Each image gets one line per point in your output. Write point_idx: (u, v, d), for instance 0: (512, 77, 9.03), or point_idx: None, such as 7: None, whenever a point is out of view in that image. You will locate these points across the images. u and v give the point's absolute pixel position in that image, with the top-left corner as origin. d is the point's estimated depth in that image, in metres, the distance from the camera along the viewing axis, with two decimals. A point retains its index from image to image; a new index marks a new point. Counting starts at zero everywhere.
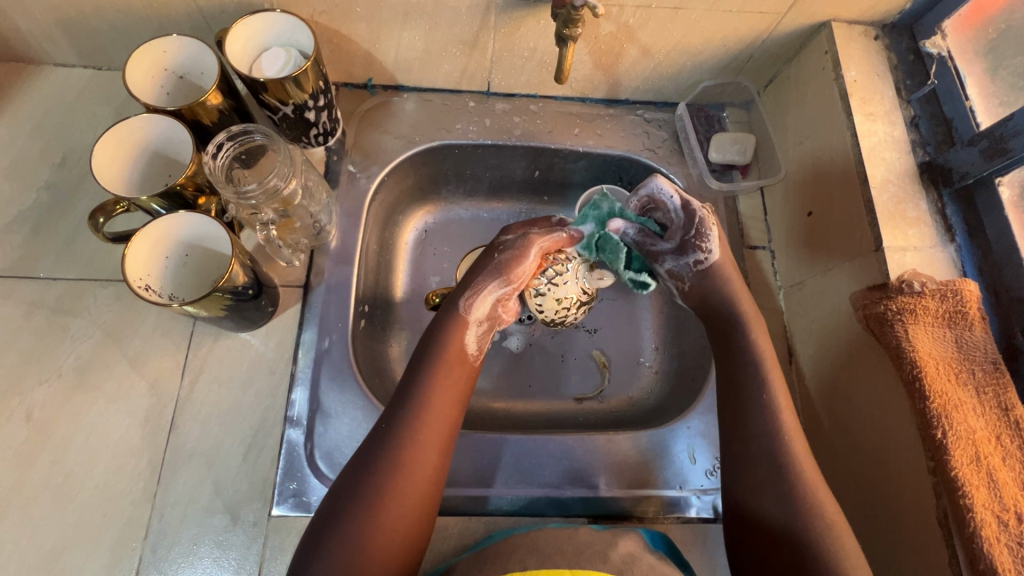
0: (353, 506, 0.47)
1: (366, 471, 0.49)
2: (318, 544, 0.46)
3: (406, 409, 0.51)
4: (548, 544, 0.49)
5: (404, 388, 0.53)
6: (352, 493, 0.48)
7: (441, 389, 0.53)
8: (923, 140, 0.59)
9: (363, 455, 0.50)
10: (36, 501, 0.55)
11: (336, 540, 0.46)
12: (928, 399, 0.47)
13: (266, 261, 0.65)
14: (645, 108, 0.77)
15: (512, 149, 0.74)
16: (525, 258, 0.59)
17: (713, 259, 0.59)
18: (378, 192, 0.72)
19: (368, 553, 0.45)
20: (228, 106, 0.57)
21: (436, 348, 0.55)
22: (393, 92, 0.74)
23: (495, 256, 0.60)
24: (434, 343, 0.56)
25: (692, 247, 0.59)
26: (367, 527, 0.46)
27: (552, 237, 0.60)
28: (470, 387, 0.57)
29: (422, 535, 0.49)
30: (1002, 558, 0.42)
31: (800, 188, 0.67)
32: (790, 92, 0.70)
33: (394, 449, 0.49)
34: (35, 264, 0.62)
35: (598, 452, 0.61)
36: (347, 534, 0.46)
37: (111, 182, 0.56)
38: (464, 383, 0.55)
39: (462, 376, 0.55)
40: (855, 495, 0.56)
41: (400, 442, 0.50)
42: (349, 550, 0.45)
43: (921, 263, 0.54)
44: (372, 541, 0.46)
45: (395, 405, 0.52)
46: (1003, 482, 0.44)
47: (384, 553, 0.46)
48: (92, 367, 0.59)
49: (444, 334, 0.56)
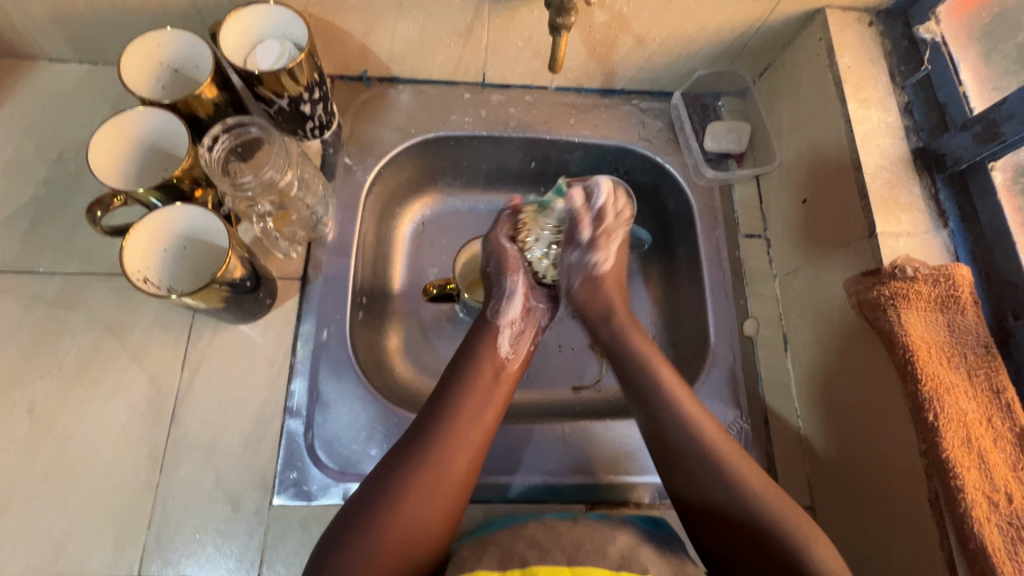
0: (378, 500, 0.48)
1: (393, 465, 0.50)
2: (338, 537, 0.46)
3: (442, 411, 0.54)
4: (546, 538, 0.48)
5: (440, 390, 0.56)
6: (376, 487, 0.49)
7: (476, 390, 0.56)
8: (917, 126, 0.59)
9: (391, 454, 0.52)
10: (41, 492, 0.55)
11: (357, 531, 0.46)
12: (920, 382, 0.47)
13: (263, 253, 0.66)
14: (641, 98, 0.77)
15: (508, 140, 0.74)
16: (505, 249, 0.66)
17: (606, 269, 0.67)
18: (375, 185, 0.72)
19: (395, 544, 0.46)
20: (224, 99, 0.58)
21: (470, 357, 0.59)
22: (388, 84, 0.74)
23: (489, 270, 0.67)
24: (469, 355, 0.59)
25: (599, 249, 0.66)
26: (394, 521, 0.47)
27: (506, 223, 0.67)
28: (511, 389, 0.59)
29: (448, 533, 0.49)
30: (993, 539, 0.43)
31: (795, 176, 0.67)
32: (785, 80, 0.69)
33: (426, 445, 0.51)
34: (33, 259, 0.63)
35: (595, 440, 0.62)
36: (371, 527, 0.47)
37: (107, 175, 0.57)
38: (495, 383, 0.57)
39: (493, 377, 0.58)
40: (848, 480, 0.57)
41: (431, 438, 0.52)
42: (376, 541, 0.46)
43: (914, 249, 0.54)
44: (398, 533, 0.47)
45: (431, 408, 0.55)
46: (995, 464, 0.45)
47: (411, 546, 0.47)
48: (92, 361, 0.60)
49: (481, 346, 0.60)
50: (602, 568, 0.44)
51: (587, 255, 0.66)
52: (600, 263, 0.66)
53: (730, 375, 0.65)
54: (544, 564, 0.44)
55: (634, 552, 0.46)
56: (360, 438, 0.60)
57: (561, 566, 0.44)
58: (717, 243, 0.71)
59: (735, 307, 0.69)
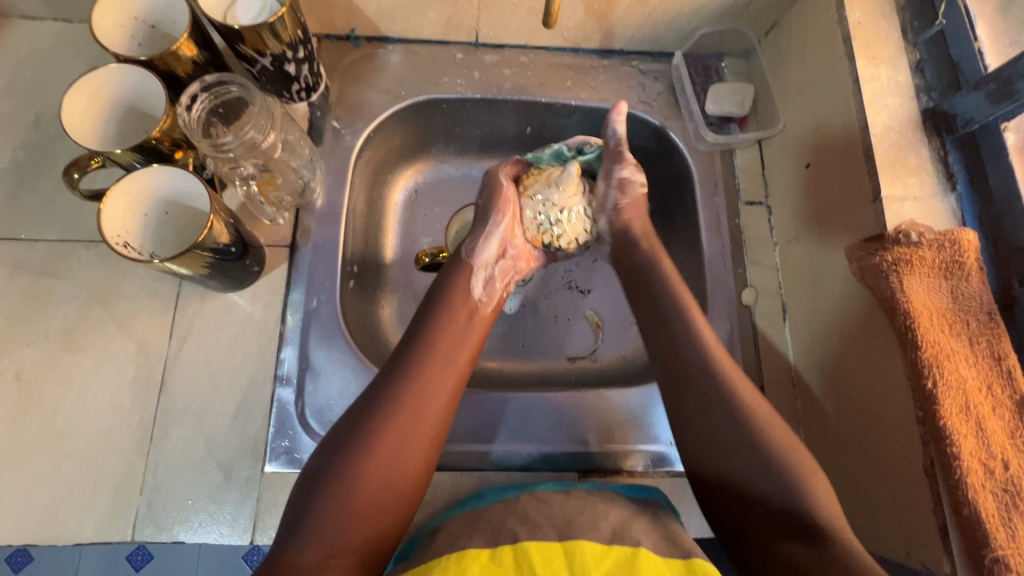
0: (351, 447, 0.47)
1: (364, 410, 0.49)
2: (313, 486, 0.45)
3: (413, 354, 0.52)
4: (537, 513, 0.47)
5: (414, 332, 0.55)
6: (347, 434, 0.48)
7: (449, 332, 0.55)
8: (927, 86, 0.56)
9: (362, 400, 0.50)
10: (30, 460, 0.55)
11: (332, 478, 0.45)
12: (919, 349, 0.46)
13: (250, 220, 0.64)
14: (640, 59, 0.74)
15: (502, 103, 0.72)
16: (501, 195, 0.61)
17: (639, 183, 0.62)
18: (364, 150, 0.70)
19: (368, 487, 0.46)
20: (204, 58, 0.55)
21: (444, 299, 0.57)
22: (378, 43, 0.71)
23: (478, 206, 0.63)
24: (441, 297, 0.57)
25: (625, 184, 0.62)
26: (368, 466, 0.46)
27: (509, 163, 0.63)
28: (483, 333, 0.57)
29: (424, 478, 0.49)
30: (987, 505, 0.42)
31: (798, 141, 0.65)
32: (791, 38, 0.66)
33: (398, 389, 0.50)
34: (15, 225, 0.61)
35: (588, 408, 0.61)
36: (346, 473, 0.46)
37: (81, 133, 0.55)
38: (466, 328, 0.56)
39: (465, 323, 0.56)
40: (843, 449, 0.56)
41: (404, 380, 0.50)
42: (351, 486, 0.45)
43: (919, 214, 0.52)
44: (373, 477, 0.46)
45: (406, 346, 0.53)
46: (992, 431, 0.44)
47: (386, 490, 0.46)
48: (78, 329, 0.59)
49: (456, 287, 0.58)
50: (594, 543, 0.44)
51: (613, 182, 0.62)
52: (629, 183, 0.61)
53: (727, 344, 0.64)
54: (535, 539, 0.44)
55: (625, 528, 0.46)
56: None
57: (552, 542, 0.44)
58: (717, 211, 0.69)
59: (734, 276, 0.67)
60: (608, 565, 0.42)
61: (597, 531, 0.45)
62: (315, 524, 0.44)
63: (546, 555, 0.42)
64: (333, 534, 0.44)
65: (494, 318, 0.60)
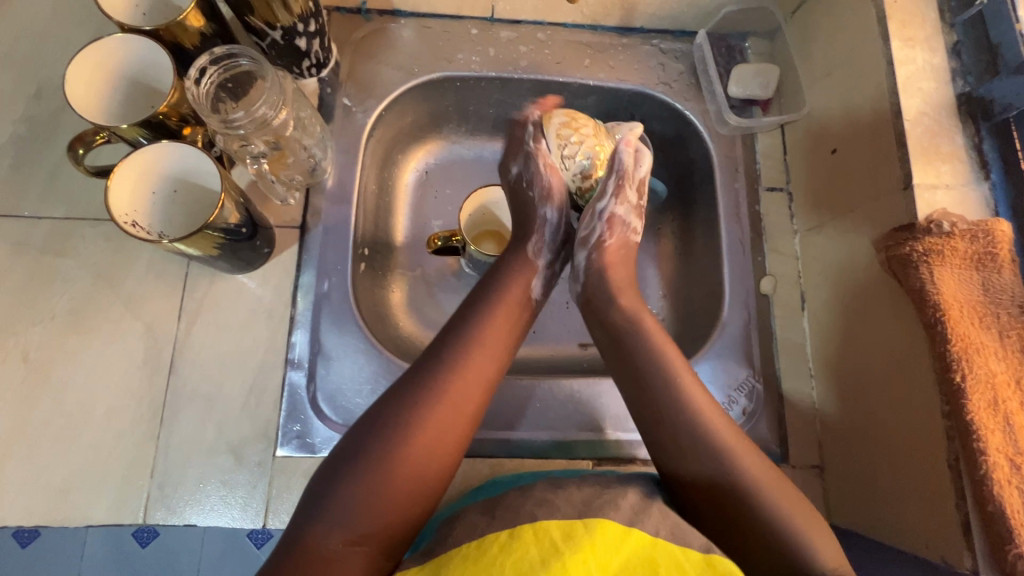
0: (393, 426, 0.46)
1: (406, 395, 0.48)
2: (342, 467, 0.45)
3: (458, 342, 0.51)
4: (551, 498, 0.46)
5: (460, 317, 0.54)
6: (384, 415, 0.47)
7: (496, 323, 0.53)
8: (964, 69, 0.53)
9: (404, 379, 0.49)
10: (40, 438, 0.55)
11: (371, 458, 0.45)
12: (949, 342, 0.45)
13: (259, 199, 0.62)
14: (661, 38, 0.72)
15: (517, 82, 0.69)
16: (534, 158, 0.62)
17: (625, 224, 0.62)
18: (376, 129, 0.68)
19: (403, 470, 0.45)
20: (212, 30, 0.53)
21: (489, 289, 0.56)
22: (390, 18, 0.69)
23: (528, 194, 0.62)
24: (492, 287, 0.56)
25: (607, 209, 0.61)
26: (407, 449, 0.45)
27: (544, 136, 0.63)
28: (525, 326, 0.56)
29: (454, 469, 0.48)
30: (1012, 500, 0.42)
31: (823, 126, 0.63)
32: (820, 18, 0.64)
33: (442, 375, 0.49)
34: (19, 202, 0.59)
35: (603, 396, 0.61)
36: (383, 460, 0.45)
37: (81, 91, 0.52)
38: (518, 322, 0.55)
39: (515, 315, 0.55)
40: (862, 443, 0.56)
41: (451, 366, 0.50)
42: (386, 468, 0.44)
43: (952, 203, 0.50)
44: (409, 461, 0.45)
45: (451, 331, 0.52)
46: (1020, 427, 0.43)
47: (422, 480, 0.45)
48: (85, 309, 0.58)
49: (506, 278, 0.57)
50: (616, 523, 0.43)
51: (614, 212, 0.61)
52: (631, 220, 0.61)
53: (743, 333, 0.63)
54: (554, 518, 0.43)
55: (640, 521, 0.44)
56: (364, 391, 0.58)
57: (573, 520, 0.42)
58: (737, 197, 0.68)
59: (753, 264, 0.66)
60: (630, 550, 0.41)
61: (614, 529, 0.43)
62: (342, 510, 0.43)
63: (567, 531, 0.42)
64: (366, 513, 0.43)
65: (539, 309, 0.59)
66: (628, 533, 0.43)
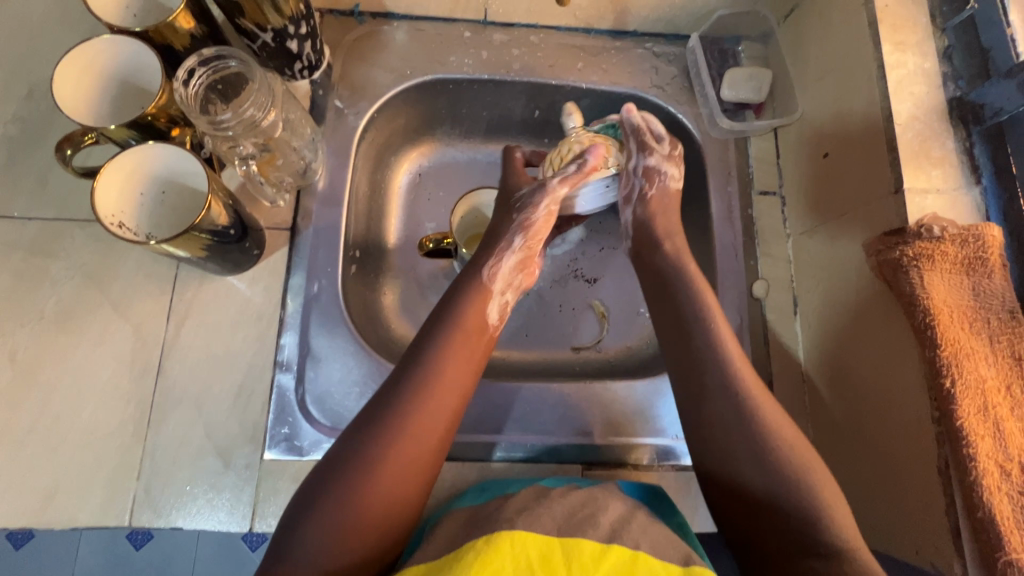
0: (350, 468, 0.45)
1: (364, 435, 0.47)
2: (310, 500, 0.44)
3: (418, 372, 0.50)
4: (539, 505, 0.45)
5: (418, 347, 0.52)
6: (342, 456, 0.46)
7: (455, 354, 0.52)
8: (955, 73, 0.53)
9: (363, 416, 0.48)
10: (27, 440, 0.54)
11: (330, 497, 0.44)
12: (938, 347, 0.45)
13: (249, 201, 0.62)
14: (655, 41, 0.72)
15: (510, 85, 0.69)
16: (543, 194, 0.59)
17: (675, 183, 0.62)
18: (368, 131, 0.67)
19: (364, 509, 0.44)
20: (202, 31, 0.53)
21: (451, 313, 0.54)
22: (382, 20, 0.69)
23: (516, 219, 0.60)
24: (452, 315, 0.54)
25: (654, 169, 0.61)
26: (369, 482, 0.45)
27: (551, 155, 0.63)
28: (488, 346, 0.55)
29: (422, 496, 0.48)
30: (1002, 507, 0.41)
31: (817, 129, 0.62)
32: (812, 22, 0.64)
33: (401, 409, 0.48)
34: (9, 203, 0.59)
35: (594, 399, 0.60)
36: (344, 499, 0.44)
37: (69, 93, 0.52)
38: (479, 351, 0.54)
39: (478, 345, 0.54)
40: (854, 450, 0.55)
41: (407, 402, 0.48)
42: (345, 508, 0.44)
43: (942, 207, 0.50)
44: (372, 496, 0.44)
45: (408, 364, 0.51)
46: (1010, 433, 0.43)
47: (382, 517, 0.45)
48: (73, 310, 0.58)
49: (467, 304, 0.55)
50: (593, 542, 0.42)
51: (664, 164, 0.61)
52: (670, 177, 0.61)
53: (735, 337, 0.63)
54: (533, 530, 0.42)
55: (626, 527, 0.44)
56: (352, 394, 0.58)
57: (550, 536, 0.42)
58: (729, 200, 0.67)
59: (745, 268, 0.66)
60: (608, 568, 0.40)
61: (598, 535, 0.43)
62: (307, 549, 0.42)
63: (544, 550, 0.40)
64: (326, 555, 0.42)
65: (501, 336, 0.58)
66: (613, 539, 0.42)
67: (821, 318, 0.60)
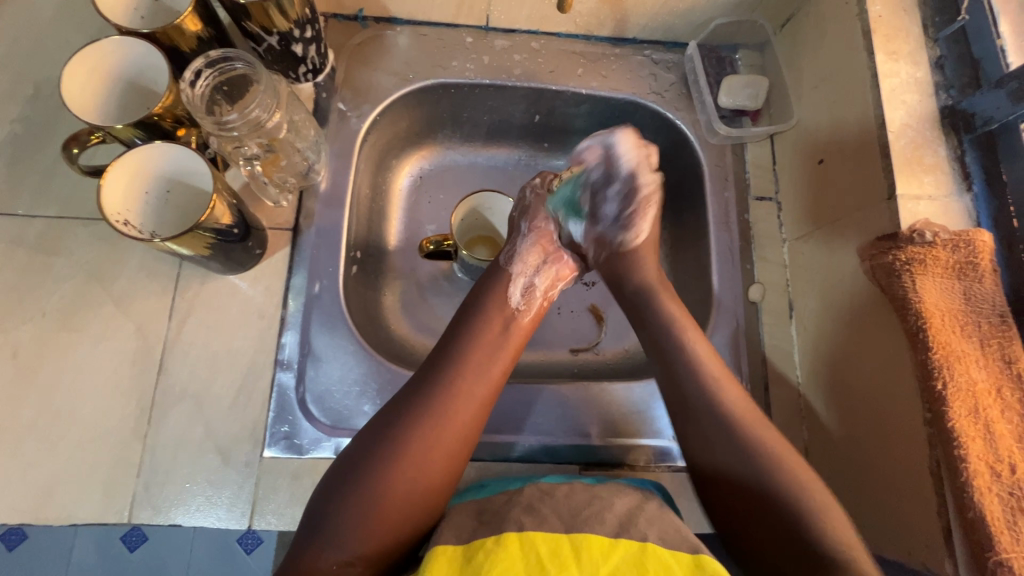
0: (376, 452, 0.46)
1: (391, 421, 0.48)
2: (336, 486, 0.46)
3: (446, 361, 0.51)
4: (543, 504, 0.46)
5: (448, 338, 0.54)
6: (370, 440, 0.47)
7: (481, 342, 0.53)
8: (946, 83, 0.54)
9: (392, 403, 0.50)
10: (28, 437, 0.55)
11: (356, 483, 0.45)
12: (930, 350, 0.46)
13: (252, 201, 0.63)
14: (653, 49, 0.73)
15: (511, 90, 0.70)
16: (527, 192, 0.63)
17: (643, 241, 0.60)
18: (370, 133, 0.68)
19: (389, 492, 0.45)
20: (209, 34, 0.54)
21: (478, 307, 0.55)
22: (386, 25, 0.70)
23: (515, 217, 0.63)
24: (478, 306, 0.55)
25: (631, 220, 0.59)
26: (394, 474, 0.45)
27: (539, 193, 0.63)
28: (519, 346, 0.55)
29: (450, 488, 0.48)
30: (992, 508, 0.42)
31: (812, 136, 0.64)
32: (807, 31, 0.65)
33: (427, 396, 0.49)
34: (13, 201, 0.60)
35: (592, 401, 0.61)
36: (368, 485, 0.45)
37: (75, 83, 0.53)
38: (505, 339, 0.54)
39: (503, 334, 0.54)
40: (847, 451, 0.56)
41: (434, 389, 0.49)
42: (369, 494, 0.45)
43: (934, 213, 0.51)
44: (396, 486, 0.45)
45: (439, 354, 0.52)
46: (1000, 434, 0.44)
47: (406, 501, 0.45)
48: (76, 307, 0.58)
49: (489, 293, 0.56)
50: (601, 537, 0.43)
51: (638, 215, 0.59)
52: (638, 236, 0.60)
53: (732, 340, 0.64)
54: (542, 530, 0.43)
55: (631, 521, 0.44)
56: (352, 393, 0.59)
57: (558, 533, 0.42)
58: (726, 205, 0.68)
59: (741, 272, 0.67)
60: (617, 561, 0.41)
61: (602, 531, 0.43)
62: (334, 534, 0.43)
63: (553, 546, 0.41)
64: (355, 537, 0.44)
65: (534, 327, 0.57)
66: (617, 535, 0.43)
67: (816, 323, 0.61)
